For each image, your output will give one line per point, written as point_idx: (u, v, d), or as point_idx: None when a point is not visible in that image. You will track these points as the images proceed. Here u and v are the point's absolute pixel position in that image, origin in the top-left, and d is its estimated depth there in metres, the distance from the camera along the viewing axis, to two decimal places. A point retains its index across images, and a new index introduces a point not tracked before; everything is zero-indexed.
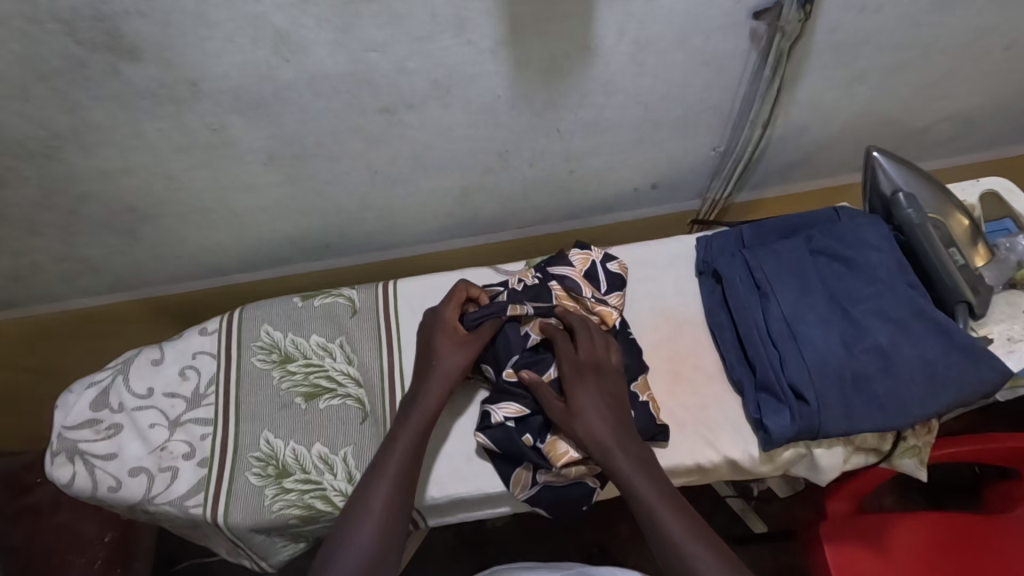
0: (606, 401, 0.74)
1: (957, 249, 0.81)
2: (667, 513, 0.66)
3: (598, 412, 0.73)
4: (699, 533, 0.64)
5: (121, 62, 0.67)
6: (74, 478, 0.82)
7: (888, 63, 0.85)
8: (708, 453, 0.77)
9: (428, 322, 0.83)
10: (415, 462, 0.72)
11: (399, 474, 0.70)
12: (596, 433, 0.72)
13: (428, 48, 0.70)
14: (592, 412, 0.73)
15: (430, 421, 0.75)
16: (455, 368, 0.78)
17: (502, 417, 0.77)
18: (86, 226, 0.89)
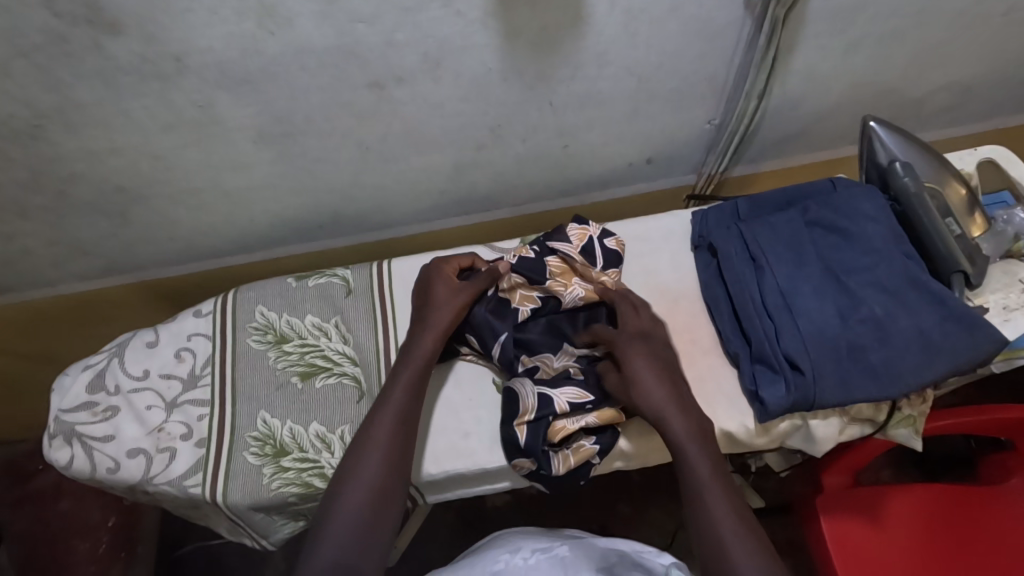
0: (661, 372, 0.74)
1: (954, 219, 0.80)
2: (715, 489, 0.65)
3: (657, 383, 0.72)
4: (737, 511, 0.64)
5: (103, 37, 0.65)
6: (73, 460, 0.82)
7: (886, 29, 0.84)
8: None
9: (424, 276, 0.84)
10: (413, 408, 0.74)
11: (395, 419, 0.72)
12: (652, 402, 0.71)
13: (416, 19, 0.69)
14: (652, 382, 0.72)
15: (424, 368, 0.76)
16: (448, 317, 0.79)
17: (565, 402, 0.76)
18: (76, 208, 0.88)
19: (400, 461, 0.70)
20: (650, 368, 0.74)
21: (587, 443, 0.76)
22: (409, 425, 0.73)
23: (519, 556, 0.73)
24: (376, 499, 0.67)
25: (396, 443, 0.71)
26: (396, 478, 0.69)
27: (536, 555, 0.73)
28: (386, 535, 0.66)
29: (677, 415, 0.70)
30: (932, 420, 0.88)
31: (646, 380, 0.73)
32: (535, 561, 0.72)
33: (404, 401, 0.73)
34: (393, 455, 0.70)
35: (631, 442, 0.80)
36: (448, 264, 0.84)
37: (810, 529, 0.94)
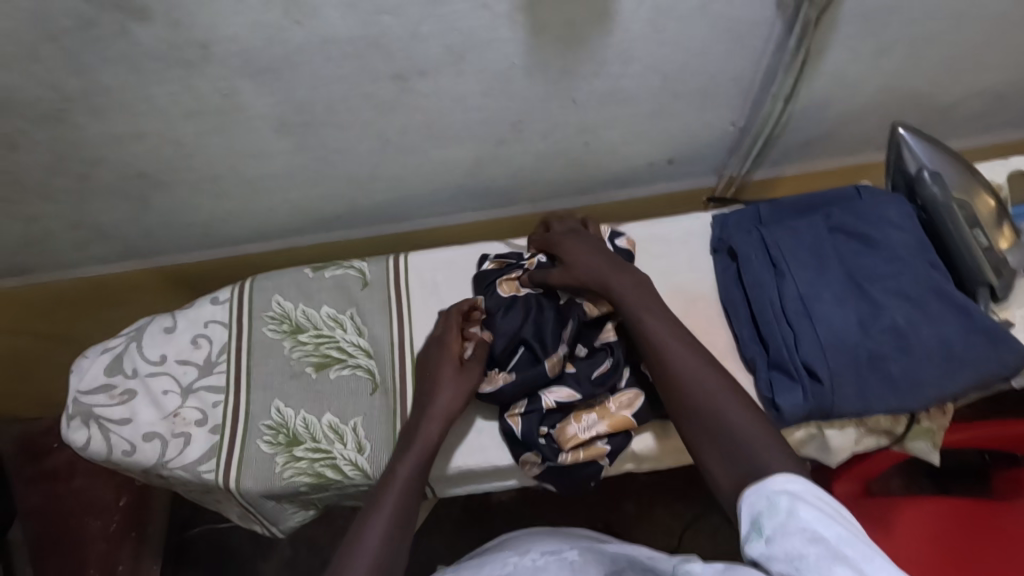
0: (594, 248, 0.81)
1: (981, 230, 0.78)
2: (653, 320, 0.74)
3: (588, 256, 0.80)
4: (709, 372, 0.70)
5: (130, 22, 0.65)
6: (90, 442, 0.83)
7: (917, 34, 0.82)
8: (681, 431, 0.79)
9: (427, 356, 0.81)
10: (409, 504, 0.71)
11: (400, 497, 0.71)
12: (592, 267, 0.79)
13: (442, 11, 0.68)
14: (584, 257, 0.80)
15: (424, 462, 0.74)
16: (451, 407, 0.75)
17: (553, 400, 0.77)
18: (99, 192, 0.89)
19: (408, 520, 0.71)
20: (589, 254, 0.80)
21: (599, 444, 0.76)
22: (411, 499, 0.72)
23: (528, 557, 0.74)
24: (390, 554, 0.67)
25: (400, 516, 0.70)
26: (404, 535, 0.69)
27: (544, 556, 0.73)
28: None
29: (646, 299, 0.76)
30: (949, 433, 0.87)
31: (594, 274, 0.79)
32: (543, 562, 0.72)
33: (407, 483, 0.72)
34: (403, 522, 0.70)
35: (643, 444, 0.79)
36: (454, 332, 0.80)
37: None
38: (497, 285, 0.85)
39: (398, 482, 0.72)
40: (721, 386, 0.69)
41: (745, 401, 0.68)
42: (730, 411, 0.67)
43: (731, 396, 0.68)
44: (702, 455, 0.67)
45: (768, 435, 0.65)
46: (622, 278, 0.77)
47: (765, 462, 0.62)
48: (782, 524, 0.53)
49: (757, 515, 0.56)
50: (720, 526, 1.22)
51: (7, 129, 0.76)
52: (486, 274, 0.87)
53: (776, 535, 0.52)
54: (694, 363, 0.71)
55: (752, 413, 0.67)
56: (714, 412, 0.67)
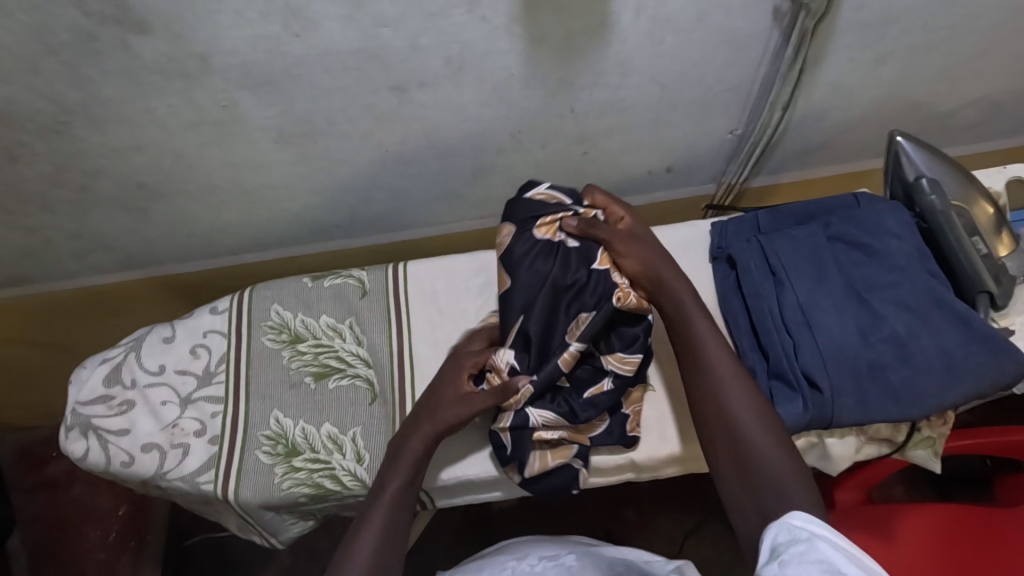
0: (662, 250, 0.80)
1: (980, 237, 0.78)
2: (708, 336, 0.73)
3: (656, 256, 0.79)
4: (751, 398, 0.70)
5: (130, 36, 0.66)
6: (88, 453, 0.83)
7: (915, 44, 0.83)
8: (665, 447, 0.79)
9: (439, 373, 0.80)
10: (403, 510, 0.71)
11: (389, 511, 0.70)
12: (656, 270, 0.78)
13: (441, 24, 0.69)
14: (652, 256, 0.78)
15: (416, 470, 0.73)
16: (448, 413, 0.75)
17: (539, 420, 0.75)
18: (99, 203, 0.89)
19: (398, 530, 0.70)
20: (659, 255, 0.79)
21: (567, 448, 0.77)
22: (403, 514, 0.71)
23: (526, 562, 0.73)
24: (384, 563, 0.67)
25: (388, 530, 0.69)
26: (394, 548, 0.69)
27: (542, 562, 0.73)
28: None
29: (700, 318, 0.75)
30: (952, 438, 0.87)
31: (661, 271, 0.78)
32: (540, 567, 0.72)
33: (400, 490, 0.72)
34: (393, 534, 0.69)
35: (643, 454, 0.79)
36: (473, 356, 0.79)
37: None
38: (535, 222, 0.81)
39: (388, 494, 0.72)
40: (762, 418, 0.68)
41: (782, 437, 0.67)
42: (765, 445, 0.66)
43: (768, 431, 0.68)
44: (728, 482, 0.67)
45: (799, 474, 0.65)
46: (684, 290, 0.77)
47: (791, 502, 0.62)
48: (800, 552, 0.52)
49: (776, 544, 0.55)
50: (721, 534, 1.21)
51: (7, 141, 0.76)
52: (527, 203, 0.82)
53: (791, 562, 0.51)
54: (740, 390, 0.70)
55: (787, 451, 0.66)
56: (749, 443, 0.67)
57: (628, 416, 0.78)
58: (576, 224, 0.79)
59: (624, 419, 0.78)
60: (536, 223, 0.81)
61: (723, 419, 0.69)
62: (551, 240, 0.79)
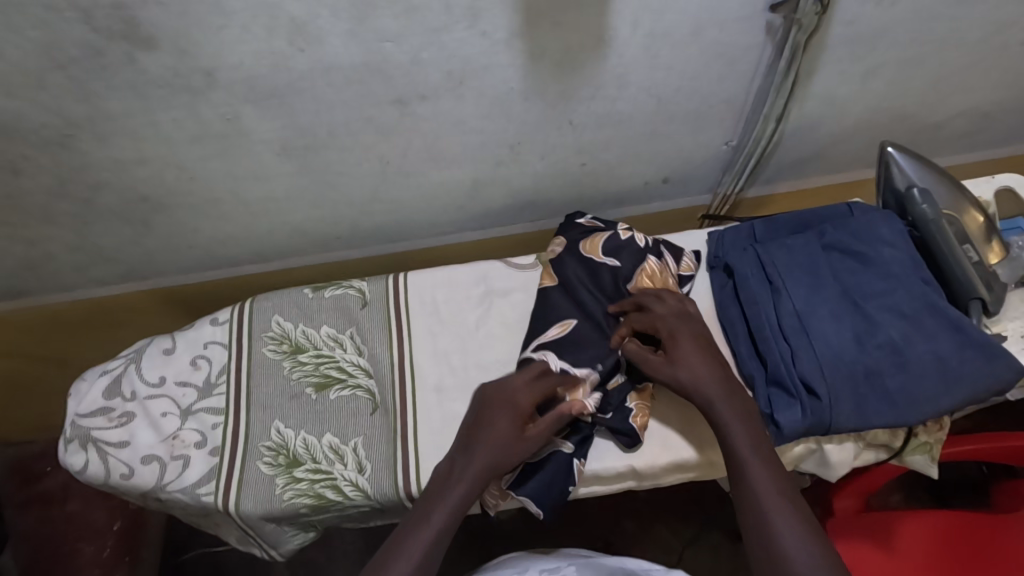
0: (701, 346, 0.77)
1: (971, 245, 0.80)
2: (737, 426, 0.71)
3: (699, 358, 0.75)
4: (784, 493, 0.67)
5: (137, 51, 0.67)
6: (88, 465, 0.83)
7: (904, 57, 0.85)
8: (661, 454, 0.80)
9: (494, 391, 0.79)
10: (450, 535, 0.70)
11: (427, 551, 0.67)
12: (688, 364, 0.75)
13: (442, 39, 0.70)
14: (694, 358, 0.75)
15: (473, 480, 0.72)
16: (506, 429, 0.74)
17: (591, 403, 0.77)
18: (101, 215, 0.89)
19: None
20: (701, 359, 0.75)
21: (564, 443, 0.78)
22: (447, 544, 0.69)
23: None
24: None
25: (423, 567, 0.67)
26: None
27: None
28: None
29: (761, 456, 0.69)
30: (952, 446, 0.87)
31: (698, 371, 0.74)
32: None
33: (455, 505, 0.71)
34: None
35: (643, 461, 0.80)
36: (527, 393, 0.76)
37: None
38: (580, 243, 0.88)
39: (422, 535, 0.68)
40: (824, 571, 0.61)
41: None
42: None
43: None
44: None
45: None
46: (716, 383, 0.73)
47: None
48: None
49: None
50: (721, 544, 1.21)
51: (10, 154, 0.77)
52: (575, 227, 0.92)
53: None
54: (789, 521, 0.65)
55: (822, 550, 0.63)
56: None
57: (632, 410, 0.79)
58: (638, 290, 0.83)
59: (629, 413, 0.79)
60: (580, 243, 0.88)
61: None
62: (595, 259, 0.86)
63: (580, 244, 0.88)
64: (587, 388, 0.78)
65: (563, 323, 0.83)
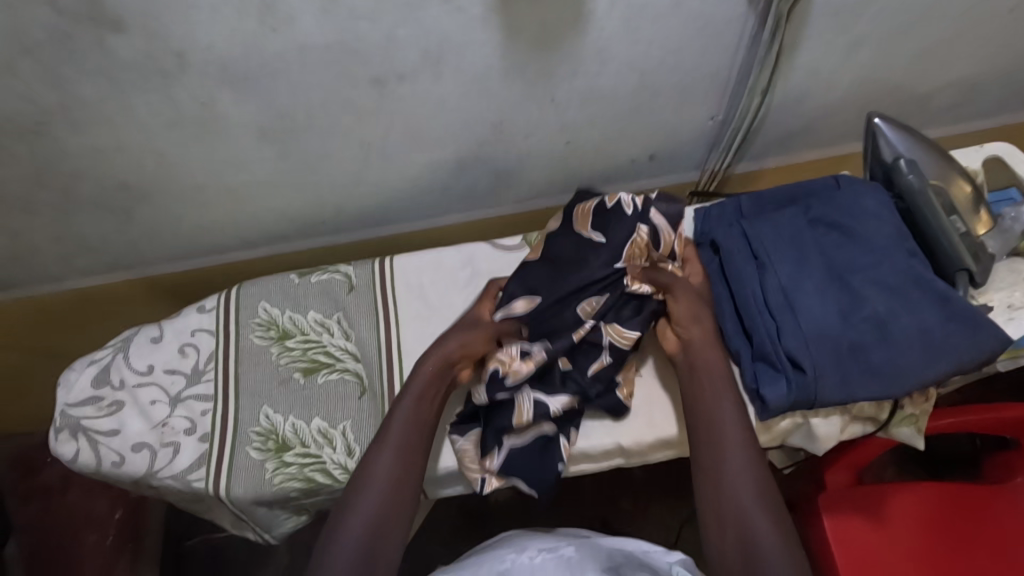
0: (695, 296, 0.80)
1: (959, 216, 0.79)
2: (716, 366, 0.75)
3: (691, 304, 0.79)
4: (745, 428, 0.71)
5: (105, 34, 0.66)
6: (79, 454, 0.83)
7: (890, 26, 0.83)
8: (646, 433, 0.80)
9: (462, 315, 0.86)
10: (414, 457, 0.72)
11: (388, 483, 0.70)
12: (681, 308, 0.78)
13: (417, 16, 0.69)
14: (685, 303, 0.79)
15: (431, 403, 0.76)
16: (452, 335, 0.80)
17: (558, 408, 0.76)
18: (82, 204, 0.88)
19: (399, 512, 0.69)
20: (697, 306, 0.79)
21: (545, 427, 0.78)
22: (417, 474, 0.72)
23: (525, 554, 0.71)
24: (383, 516, 0.68)
25: (393, 483, 0.70)
26: (398, 520, 0.69)
27: (542, 553, 0.70)
28: (394, 548, 0.67)
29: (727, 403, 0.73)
30: (953, 416, 0.87)
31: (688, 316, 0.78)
32: (540, 559, 0.69)
33: (415, 425, 0.74)
34: (389, 516, 0.68)
35: (632, 439, 0.80)
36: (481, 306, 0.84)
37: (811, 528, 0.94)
38: (572, 217, 0.84)
39: (387, 469, 0.71)
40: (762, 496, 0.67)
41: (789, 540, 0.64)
42: (772, 538, 0.64)
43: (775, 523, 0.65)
44: (729, 562, 0.65)
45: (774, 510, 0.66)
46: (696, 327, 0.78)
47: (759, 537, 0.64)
48: None
49: None
50: None
51: None
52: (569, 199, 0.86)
53: None
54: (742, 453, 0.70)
55: (761, 479, 0.68)
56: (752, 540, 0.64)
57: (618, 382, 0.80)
58: (638, 271, 0.81)
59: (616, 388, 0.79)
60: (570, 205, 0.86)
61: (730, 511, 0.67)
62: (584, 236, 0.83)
63: (572, 216, 0.85)
64: (530, 364, 0.77)
65: (527, 298, 0.81)
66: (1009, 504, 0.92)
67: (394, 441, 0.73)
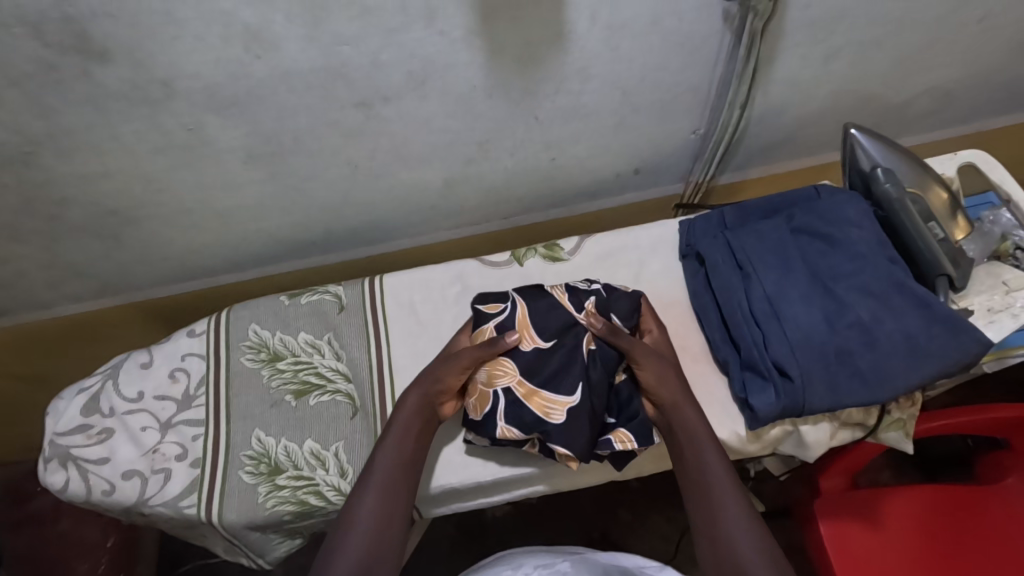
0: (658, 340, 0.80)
1: (937, 222, 0.81)
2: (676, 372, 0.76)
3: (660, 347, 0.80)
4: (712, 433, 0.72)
5: (91, 64, 0.66)
6: (68, 484, 0.82)
7: (863, 39, 0.86)
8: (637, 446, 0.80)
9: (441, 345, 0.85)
10: (400, 488, 0.71)
11: (375, 515, 0.68)
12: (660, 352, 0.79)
13: (401, 39, 0.70)
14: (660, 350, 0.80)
15: (416, 432, 0.74)
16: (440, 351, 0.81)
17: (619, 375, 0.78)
18: (70, 231, 0.88)
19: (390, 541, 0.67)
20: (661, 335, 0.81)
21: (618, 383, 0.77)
22: (402, 508, 0.70)
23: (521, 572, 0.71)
24: (374, 547, 0.66)
25: (381, 517, 0.68)
26: (387, 554, 0.66)
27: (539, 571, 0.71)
28: None
29: (717, 464, 0.69)
30: (949, 416, 0.88)
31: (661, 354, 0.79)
32: None
33: (400, 455, 0.73)
34: (378, 551, 0.66)
35: None
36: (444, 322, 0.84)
37: (807, 532, 0.95)
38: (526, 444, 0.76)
39: (371, 498, 0.69)
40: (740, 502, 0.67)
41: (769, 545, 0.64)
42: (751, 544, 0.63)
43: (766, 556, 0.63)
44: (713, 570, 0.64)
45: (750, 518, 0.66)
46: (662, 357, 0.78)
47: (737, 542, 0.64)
48: None
49: None
50: None
51: None
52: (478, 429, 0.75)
53: None
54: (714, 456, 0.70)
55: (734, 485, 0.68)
56: (732, 545, 0.64)
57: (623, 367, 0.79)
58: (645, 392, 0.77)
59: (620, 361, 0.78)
60: (479, 368, 0.76)
61: (723, 551, 0.64)
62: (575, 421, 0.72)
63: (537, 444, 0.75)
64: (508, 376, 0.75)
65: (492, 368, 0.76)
66: (1001, 498, 0.94)
67: (380, 475, 0.71)
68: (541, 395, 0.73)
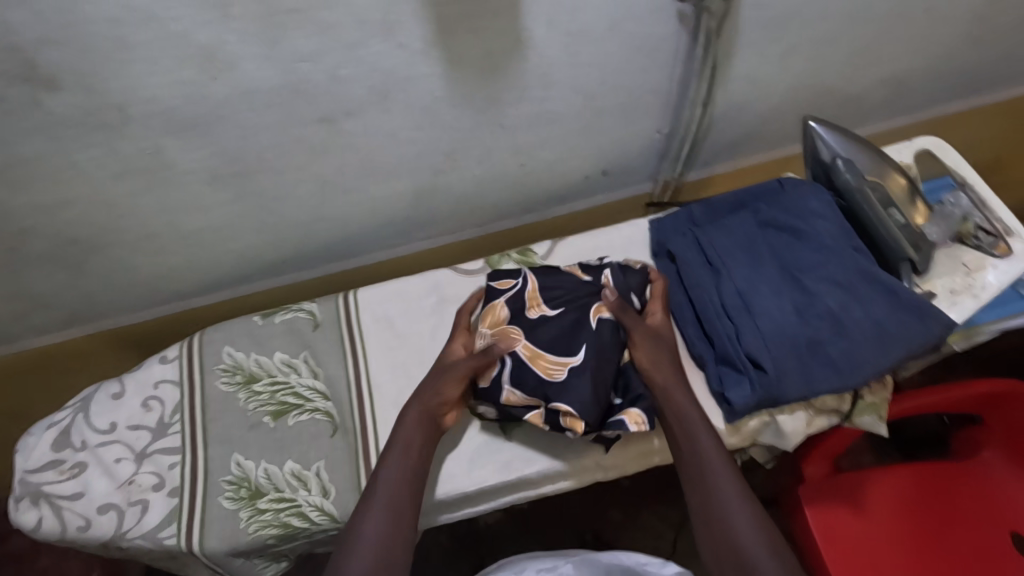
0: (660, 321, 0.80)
1: (898, 209, 0.83)
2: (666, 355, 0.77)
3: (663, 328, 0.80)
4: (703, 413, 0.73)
5: (41, 93, 0.65)
6: (41, 522, 0.80)
7: (817, 34, 0.88)
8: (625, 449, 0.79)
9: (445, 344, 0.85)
10: (402, 513, 0.69)
11: (379, 542, 0.67)
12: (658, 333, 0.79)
13: (359, 54, 0.70)
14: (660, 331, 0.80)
15: (414, 455, 0.73)
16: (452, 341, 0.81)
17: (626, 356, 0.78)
18: (31, 262, 0.86)
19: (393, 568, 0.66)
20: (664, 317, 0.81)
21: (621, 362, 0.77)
22: (407, 535, 0.68)
23: None
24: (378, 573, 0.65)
25: (384, 542, 0.67)
26: None
27: None
28: None
29: (710, 444, 0.70)
30: (926, 396, 0.90)
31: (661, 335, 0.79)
32: None
33: (399, 477, 0.72)
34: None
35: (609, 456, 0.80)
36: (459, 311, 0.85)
37: (795, 519, 0.96)
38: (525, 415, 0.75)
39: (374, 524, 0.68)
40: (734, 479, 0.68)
41: (763, 520, 0.66)
42: (747, 522, 0.65)
43: (761, 533, 0.65)
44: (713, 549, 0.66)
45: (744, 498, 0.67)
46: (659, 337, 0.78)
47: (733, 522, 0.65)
48: None
49: None
50: None
51: None
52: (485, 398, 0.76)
53: None
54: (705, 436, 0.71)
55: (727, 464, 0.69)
56: (729, 524, 0.65)
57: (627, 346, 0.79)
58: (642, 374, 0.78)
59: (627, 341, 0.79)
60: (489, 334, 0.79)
61: (719, 531, 0.66)
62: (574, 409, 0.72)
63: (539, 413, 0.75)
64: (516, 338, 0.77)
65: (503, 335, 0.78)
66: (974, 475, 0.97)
67: (381, 500, 0.70)
68: (542, 356, 0.75)
